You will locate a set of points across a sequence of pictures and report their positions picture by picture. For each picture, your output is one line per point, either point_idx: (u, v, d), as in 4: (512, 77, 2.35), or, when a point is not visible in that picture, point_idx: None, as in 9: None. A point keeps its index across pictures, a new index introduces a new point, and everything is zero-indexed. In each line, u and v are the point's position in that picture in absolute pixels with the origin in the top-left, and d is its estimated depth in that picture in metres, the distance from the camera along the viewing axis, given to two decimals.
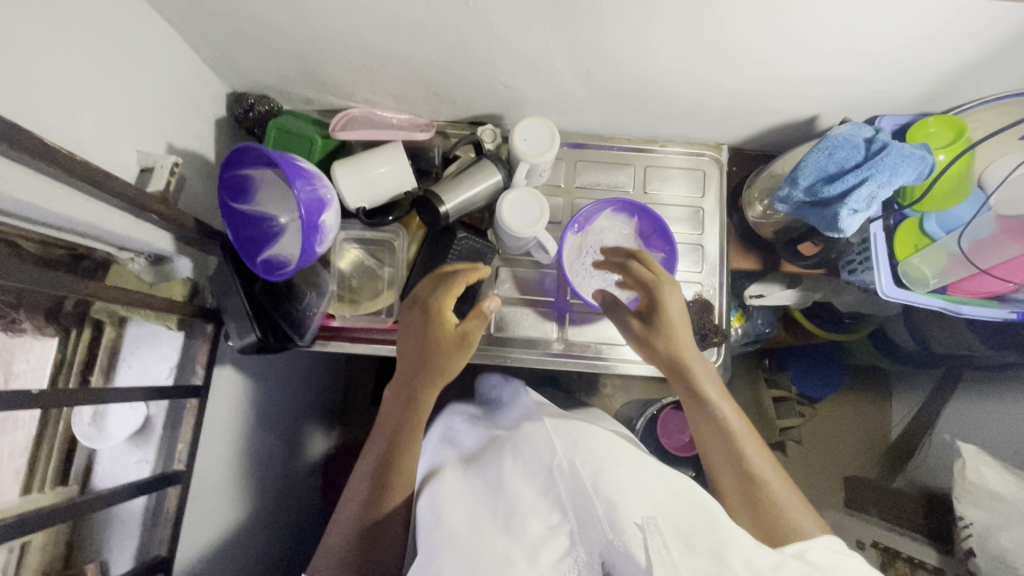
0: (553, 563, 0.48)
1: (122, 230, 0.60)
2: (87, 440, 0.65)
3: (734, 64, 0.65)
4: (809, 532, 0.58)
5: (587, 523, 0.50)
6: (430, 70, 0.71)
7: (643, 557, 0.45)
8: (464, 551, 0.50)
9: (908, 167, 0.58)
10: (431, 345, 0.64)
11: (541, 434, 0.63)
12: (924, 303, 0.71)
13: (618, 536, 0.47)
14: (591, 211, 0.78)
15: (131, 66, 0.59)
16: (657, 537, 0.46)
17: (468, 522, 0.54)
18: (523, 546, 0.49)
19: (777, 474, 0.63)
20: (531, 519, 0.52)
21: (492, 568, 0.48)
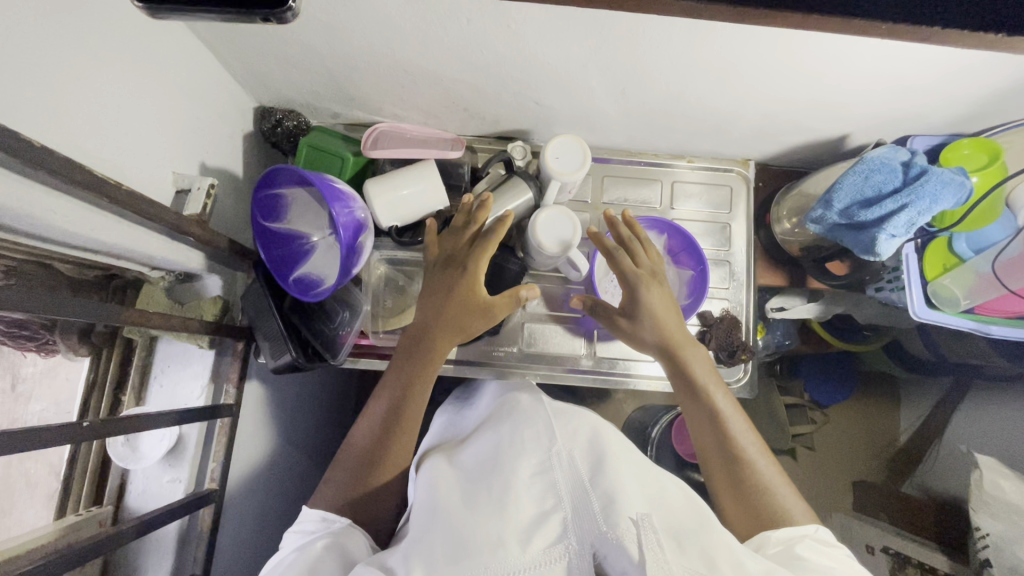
0: (544, 548, 0.49)
1: (159, 254, 0.59)
2: (120, 460, 0.66)
3: (771, 87, 0.65)
4: (798, 521, 0.59)
5: (580, 513, 0.50)
6: (463, 88, 0.71)
7: (636, 552, 0.45)
8: (455, 527, 0.51)
9: (948, 194, 0.59)
10: (453, 305, 0.66)
11: (539, 416, 0.64)
12: (955, 323, 0.72)
13: (612, 529, 0.47)
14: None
15: (166, 87, 0.59)
16: (651, 534, 0.45)
17: (464, 501, 0.55)
18: (517, 526, 0.50)
19: (769, 462, 0.64)
20: (525, 502, 0.53)
21: (483, 546, 0.48)
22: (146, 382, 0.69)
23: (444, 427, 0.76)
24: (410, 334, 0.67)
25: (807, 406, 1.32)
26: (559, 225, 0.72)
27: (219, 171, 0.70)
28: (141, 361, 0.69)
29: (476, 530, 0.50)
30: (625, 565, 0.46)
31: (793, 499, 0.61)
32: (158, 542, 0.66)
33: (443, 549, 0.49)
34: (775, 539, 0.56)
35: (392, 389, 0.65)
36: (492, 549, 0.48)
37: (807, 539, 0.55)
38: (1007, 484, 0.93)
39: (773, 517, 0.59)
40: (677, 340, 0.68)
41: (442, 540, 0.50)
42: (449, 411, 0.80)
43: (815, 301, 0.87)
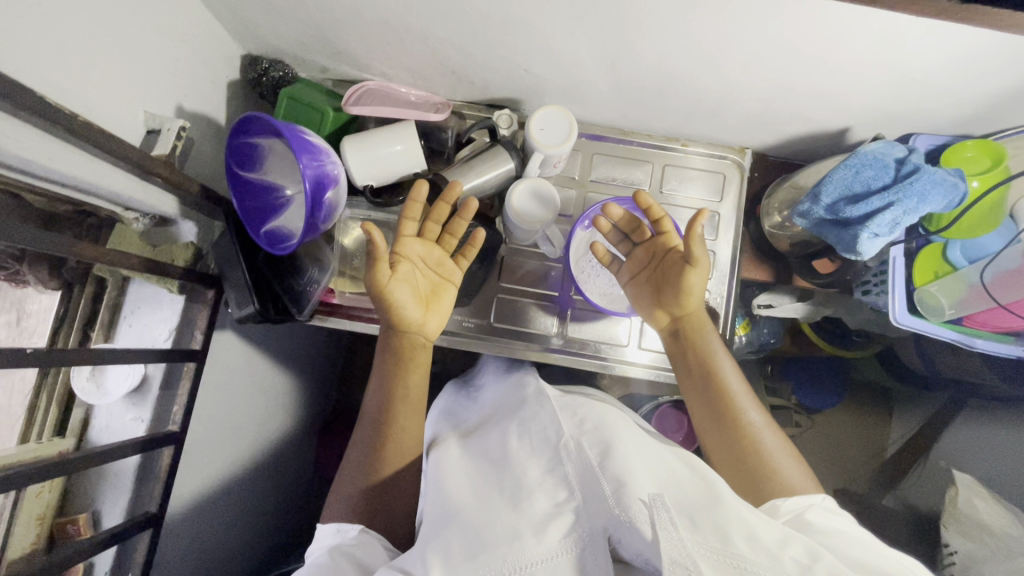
0: (559, 539, 0.48)
1: (127, 193, 0.59)
2: (84, 395, 0.67)
3: (768, 68, 0.62)
4: (803, 490, 0.56)
5: (593, 498, 0.49)
6: (449, 49, 0.69)
7: (648, 531, 0.45)
8: (470, 524, 0.50)
9: (938, 195, 0.56)
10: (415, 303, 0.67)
11: (545, 412, 0.62)
12: (936, 333, 0.69)
13: (624, 512, 0.47)
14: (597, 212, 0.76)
15: (144, 25, 0.58)
16: (664, 513, 0.44)
17: (474, 497, 0.54)
18: (529, 519, 0.49)
19: (768, 429, 0.62)
20: (536, 495, 0.52)
21: (498, 540, 0.48)
22: (117, 321, 0.70)
23: (445, 415, 0.78)
24: (388, 330, 0.68)
25: (793, 409, 1.31)
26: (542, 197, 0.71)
27: (199, 116, 0.69)
28: (112, 300, 0.69)
29: (488, 523, 0.50)
30: (639, 548, 0.46)
31: (796, 469, 0.59)
32: (117, 477, 0.68)
33: (459, 544, 0.48)
34: (779, 506, 0.54)
35: (382, 385, 0.66)
36: (506, 544, 0.47)
37: (817, 506, 0.53)
38: (982, 504, 0.92)
39: (779, 488, 0.57)
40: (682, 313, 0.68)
41: (458, 539, 0.49)
42: (456, 400, 0.82)
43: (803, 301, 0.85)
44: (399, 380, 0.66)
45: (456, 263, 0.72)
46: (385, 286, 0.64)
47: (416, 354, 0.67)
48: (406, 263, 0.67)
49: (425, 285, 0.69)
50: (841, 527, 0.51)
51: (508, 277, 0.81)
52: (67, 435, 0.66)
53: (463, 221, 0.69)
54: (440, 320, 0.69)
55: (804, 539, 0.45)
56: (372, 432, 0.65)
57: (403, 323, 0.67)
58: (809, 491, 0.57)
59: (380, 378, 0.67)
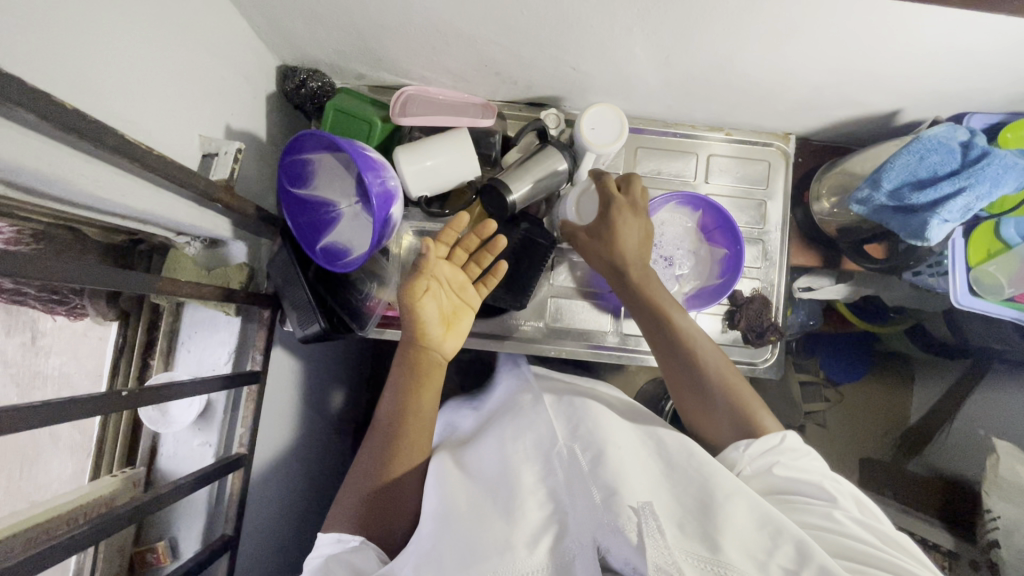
0: (553, 550, 0.50)
1: (187, 221, 0.58)
2: (152, 423, 0.67)
3: (826, 55, 0.61)
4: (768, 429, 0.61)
5: (587, 507, 0.51)
6: (497, 50, 0.67)
7: (635, 537, 0.47)
8: (464, 534, 0.51)
9: (1011, 178, 0.56)
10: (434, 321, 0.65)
11: (540, 418, 0.64)
12: (998, 312, 0.70)
13: (615, 518, 0.48)
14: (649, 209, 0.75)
15: (193, 46, 0.56)
16: (652, 521, 0.47)
17: (470, 505, 0.55)
18: (522, 530, 0.51)
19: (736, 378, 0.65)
20: (530, 506, 0.53)
21: (491, 550, 0.49)
22: (174, 347, 0.69)
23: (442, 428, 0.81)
24: (406, 343, 0.66)
25: (821, 383, 1.33)
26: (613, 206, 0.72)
27: (244, 134, 0.67)
28: (169, 326, 0.69)
29: (481, 534, 0.51)
30: (627, 555, 0.48)
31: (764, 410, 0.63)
32: (190, 504, 0.68)
33: (453, 554, 0.49)
34: (747, 459, 0.59)
35: (391, 394, 0.66)
36: (500, 554, 0.49)
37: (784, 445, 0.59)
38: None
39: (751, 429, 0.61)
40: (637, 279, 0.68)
41: (452, 548, 0.49)
42: (454, 418, 0.84)
43: (844, 282, 0.86)
44: (409, 395, 0.65)
45: (477, 290, 0.71)
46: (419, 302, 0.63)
47: (431, 370, 0.66)
48: (435, 283, 0.65)
49: (448, 306, 0.67)
50: (805, 472, 0.57)
51: (560, 277, 0.81)
52: (136, 464, 0.67)
53: (490, 253, 0.69)
54: (458, 342, 0.68)
55: (793, 531, 0.48)
56: (378, 443, 0.64)
57: (422, 339, 0.65)
58: (775, 431, 0.62)
59: (391, 391, 0.66)
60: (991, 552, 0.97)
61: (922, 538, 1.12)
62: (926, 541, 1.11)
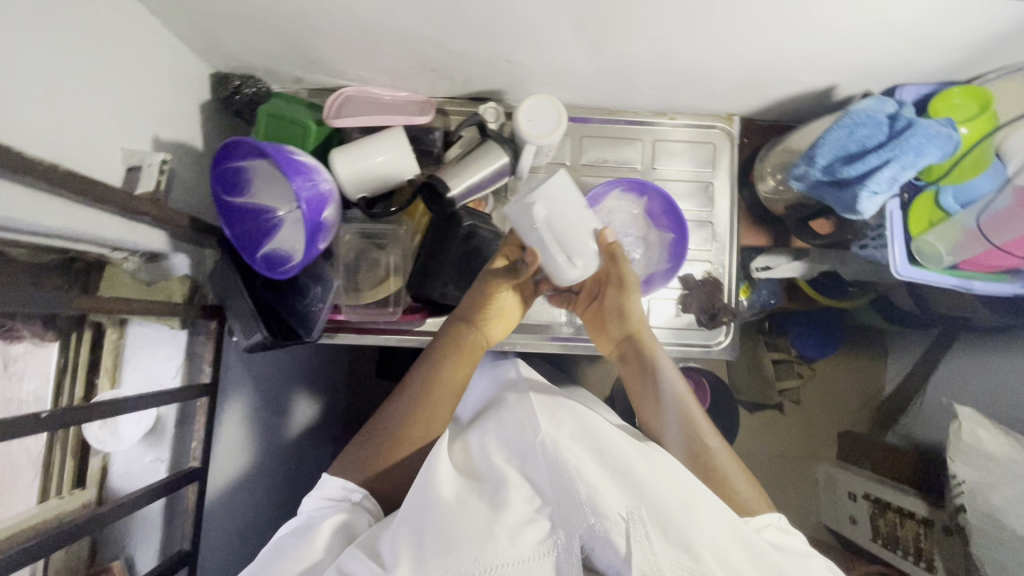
0: (534, 543, 0.49)
1: (117, 235, 0.58)
2: (99, 443, 0.65)
3: (753, 35, 0.61)
4: (757, 510, 0.59)
5: (569, 506, 0.51)
6: (427, 46, 0.66)
7: (623, 545, 0.48)
8: (443, 520, 0.50)
9: (934, 147, 0.56)
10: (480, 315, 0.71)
11: (523, 408, 0.64)
12: (939, 280, 0.71)
13: (599, 523, 0.49)
14: (597, 195, 0.76)
15: (106, 58, 0.55)
16: (640, 528, 0.48)
17: (454, 491, 0.54)
18: (507, 520, 0.50)
19: (722, 446, 0.64)
20: (516, 499, 0.52)
21: (473, 539, 0.49)
22: (119, 364, 0.67)
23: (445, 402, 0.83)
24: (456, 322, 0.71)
25: (795, 361, 1.34)
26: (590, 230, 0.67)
27: (177, 144, 0.66)
28: (113, 342, 0.67)
29: (460, 518, 0.51)
30: (611, 558, 0.49)
31: (745, 483, 0.61)
32: (145, 521, 0.68)
33: (432, 535, 0.49)
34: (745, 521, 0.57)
35: (415, 386, 0.68)
36: (480, 544, 0.48)
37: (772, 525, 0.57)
38: (985, 434, 0.96)
39: (733, 498, 0.60)
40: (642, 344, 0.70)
41: (434, 533, 0.50)
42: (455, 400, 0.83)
43: (800, 260, 0.84)
44: (444, 366, 0.68)
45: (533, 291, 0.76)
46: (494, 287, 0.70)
47: (475, 352, 0.70)
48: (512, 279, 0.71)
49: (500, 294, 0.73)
50: (795, 543, 0.56)
51: None
52: (85, 486, 0.64)
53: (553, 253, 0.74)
54: (504, 329, 0.73)
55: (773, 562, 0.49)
56: (401, 404, 0.67)
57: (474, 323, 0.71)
58: (762, 510, 0.60)
59: (421, 369, 0.69)
60: (959, 517, 1.00)
61: (897, 507, 1.14)
62: (901, 510, 1.13)
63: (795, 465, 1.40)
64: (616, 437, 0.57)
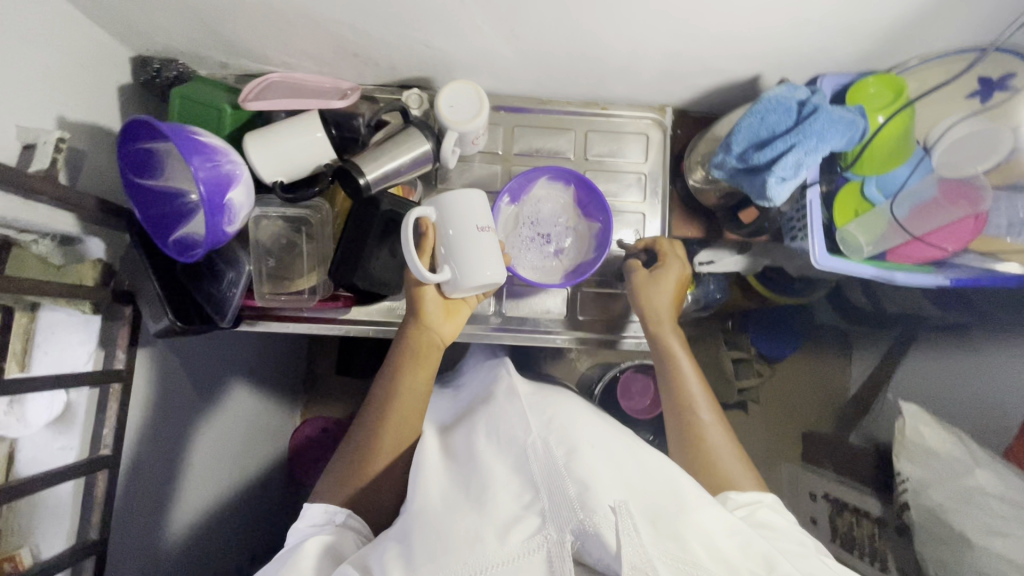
0: (522, 540, 0.48)
1: (10, 214, 0.57)
2: (3, 429, 0.61)
3: (664, 20, 0.61)
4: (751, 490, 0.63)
5: (558, 500, 0.50)
6: (344, 30, 0.66)
7: (613, 540, 0.46)
8: (432, 528, 0.50)
9: (837, 132, 0.56)
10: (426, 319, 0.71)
11: (511, 408, 0.62)
12: (857, 270, 0.69)
13: (588, 517, 0.48)
14: (522, 182, 0.76)
15: (1, 33, 0.54)
16: (628, 520, 0.46)
17: (443, 499, 0.54)
18: (495, 522, 0.50)
19: (717, 426, 0.68)
20: (504, 498, 0.52)
21: (461, 542, 0.48)
22: (30, 348, 0.64)
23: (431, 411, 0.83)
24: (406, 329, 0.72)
25: (755, 360, 1.33)
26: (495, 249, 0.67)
27: (88, 125, 0.66)
28: (24, 326, 0.64)
29: (451, 525, 0.50)
30: (601, 553, 0.47)
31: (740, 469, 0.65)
32: (52, 508, 0.66)
33: (423, 543, 0.48)
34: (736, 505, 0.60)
35: (377, 398, 0.69)
36: (468, 546, 0.48)
37: (763, 505, 0.60)
38: (927, 430, 0.95)
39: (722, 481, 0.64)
40: (662, 335, 0.72)
41: (421, 538, 0.49)
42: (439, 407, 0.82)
43: (742, 254, 0.84)
44: (401, 374, 0.69)
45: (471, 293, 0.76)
46: (423, 285, 0.70)
47: (430, 351, 0.71)
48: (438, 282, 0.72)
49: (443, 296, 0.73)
50: (782, 524, 0.58)
51: None
52: None
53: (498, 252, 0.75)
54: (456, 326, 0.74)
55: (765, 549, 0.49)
56: (369, 420, 0.68)
57: (420, 324, 0.71)
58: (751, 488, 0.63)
59: (382, 381, 0.70)
60: (905, 515, 0.98)
61: (853, 506, 1.12)
62: (855, 509, 1.12)
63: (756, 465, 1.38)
64: (585, 432, 0.57)
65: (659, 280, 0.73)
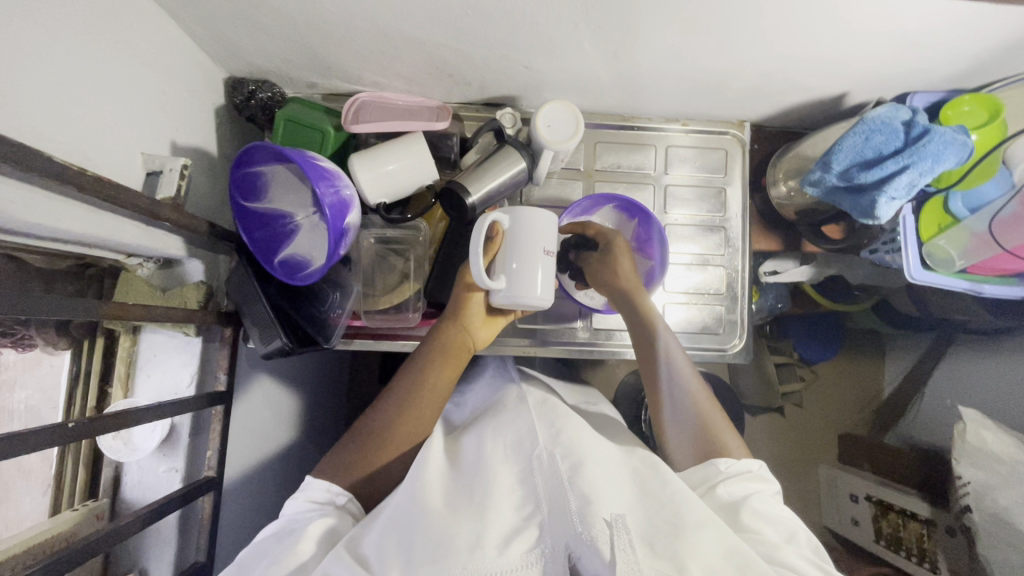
0: (522, 552, 0.48)
1: (132, 241, 0.57)
2: (113, 453, 0.64)
3: (769, 43, 0.62)
4: (742, 457, 0.64)
5: (558, 516, 0.51)
6: (447, 52, 0.66)
7: (608, 552, 0.46)
8: (433, 529, 0.50)
9: (950, 154, 0.57)
10: (460, 323, 0.70)
11: (521, 422, 0.65)
12: (950, 284, 0.73)
13: (586, 530, 0.48)
14: (591, 205, 0.76)
15: (129, 64, 0.55)
16: (623, 536, 0.46)
17: (444, 503, 0.54)
18: (496, 530, 0.50)
19: (707, 400, 0.69)
20: (505, 508, 0.53)
21: (459, 547, 0.48)
22: (133, 372, 0.67)
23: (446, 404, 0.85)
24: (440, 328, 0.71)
25: (796, 364, 1.35)
26: (551, 275, 0.67)
27: (192, 150, 0.66)
28: (126, 351, 0.66)
29: (453, 527, 0.50)
30: (597, 567, 0.47)
31: (730, 437, 0.66)
32: (159, 531, 0.67)
33: (421, 545, 0.49)
34: (727, 476, 0.61)
35: (399, 392, 0.67)
36: (468, 552, 0.47)
37: (753, 473, 0.61)
38: (989, 435, 0.97)
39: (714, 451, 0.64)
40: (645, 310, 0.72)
41: (421, 540, 0.49)
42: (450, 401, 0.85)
43: (808, 265, 0.86)
44: (427, 373, 0.68)
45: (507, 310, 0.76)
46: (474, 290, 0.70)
47: (461, 355, 0.70)
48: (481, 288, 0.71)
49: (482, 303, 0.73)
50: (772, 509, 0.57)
51: None
52: (97, 496, 0.64)
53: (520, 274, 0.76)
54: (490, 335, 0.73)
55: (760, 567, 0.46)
56: (389, 410, 0.66)
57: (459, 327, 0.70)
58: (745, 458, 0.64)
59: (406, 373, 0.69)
60: (965, 517, 1.00)
61: (900, 509, 1.14)
62: (904, 512, 1.12)
63: (795, 468, 1.40)
64: (591, 447, 0.59)
65: (615, 263, 0.74)
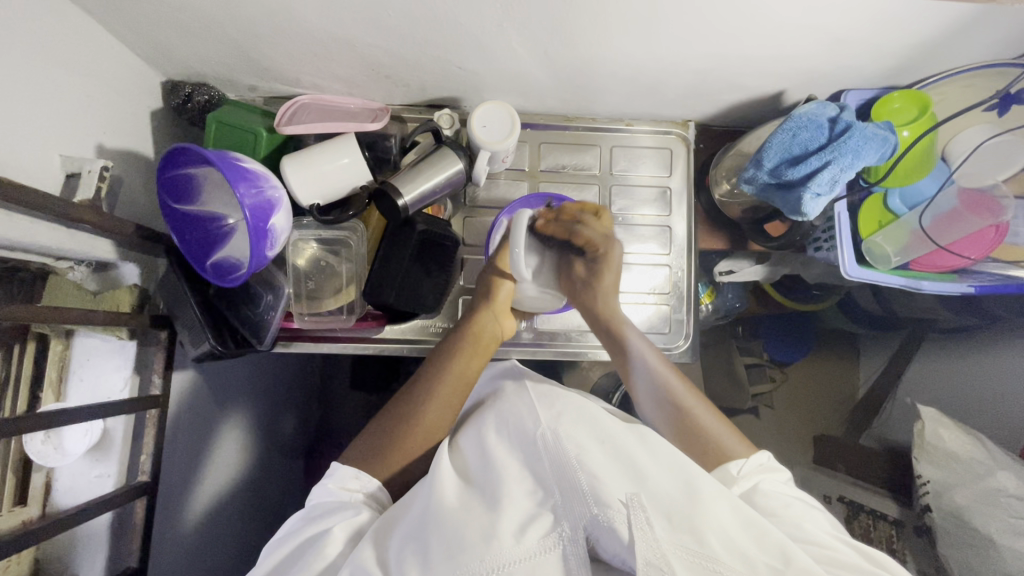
0: (539, 537, 0.49)
1: (55, 244, 0.57)
2: (42, 459, 0.62)
3: (695, 42, 0.62)
4: (746, 451, 0.63)
5: (571, 496, 0.51)
6: (379, 54, 0.67)
7: (626, 533, 0.47)
8: (450, 527, 0.51)
9: (870, 150, 0.58)
10: (488, 313, 0.75)
11: (522, 399, 0.63)
12: (885, 280, 0.70)
13: (602, 512, 0.48)
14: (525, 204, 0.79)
15: (49, 68, 0.55)
16: (641, 514, 0.47)
17: (458, 499, 0.54)
18: (510, 520, 0.51)
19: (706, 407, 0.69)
20: (517, 496, 0.53)
21: (476, 541, 0.49)
22: (65, 377, 0.65)
23: None
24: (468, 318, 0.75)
25: (767, 365, 1.33)
26: None
27: (122, 153, 0.66)
28: (58, 355, 0.64)
29: (466, 522, 0.51)
30: (616, 548, 0.48)
31: (732, 436, 0.65)
32: (89, 538, 0.66)
33: (440, 544, 0.50)
34: (739, 472, 0.60)
35: (427, 384, 0.70)
36: (483, 544, 0.49)
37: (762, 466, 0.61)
38: (947, 434, 0.96)
39: (716, 449, 0.64)
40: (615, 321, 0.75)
41: (437, 539, 0.50)
42: None
43: (762, 264, 0.87)
44: (458, 358, 0.71)
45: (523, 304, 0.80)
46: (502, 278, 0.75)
47: (489, 344, 0.74)
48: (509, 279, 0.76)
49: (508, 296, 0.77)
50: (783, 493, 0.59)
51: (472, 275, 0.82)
52: (27, 503, 0.62)
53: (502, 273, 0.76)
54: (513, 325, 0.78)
55: (777, 538, 0.48)
56: (418, 394, 0.69)
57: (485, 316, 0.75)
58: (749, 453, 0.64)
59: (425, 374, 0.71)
60: (926, 517, 0.99)
61: (870, 510, 1.11)
62: (874, 513, 1.10)
63: None
64: (593, 424, 0.57)
65: (599, 276, 0.76)
